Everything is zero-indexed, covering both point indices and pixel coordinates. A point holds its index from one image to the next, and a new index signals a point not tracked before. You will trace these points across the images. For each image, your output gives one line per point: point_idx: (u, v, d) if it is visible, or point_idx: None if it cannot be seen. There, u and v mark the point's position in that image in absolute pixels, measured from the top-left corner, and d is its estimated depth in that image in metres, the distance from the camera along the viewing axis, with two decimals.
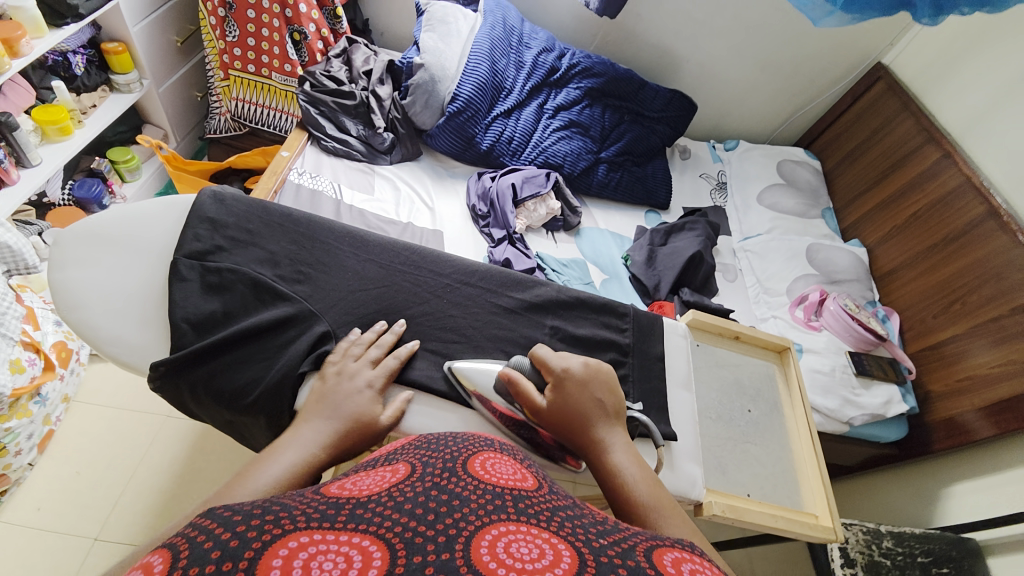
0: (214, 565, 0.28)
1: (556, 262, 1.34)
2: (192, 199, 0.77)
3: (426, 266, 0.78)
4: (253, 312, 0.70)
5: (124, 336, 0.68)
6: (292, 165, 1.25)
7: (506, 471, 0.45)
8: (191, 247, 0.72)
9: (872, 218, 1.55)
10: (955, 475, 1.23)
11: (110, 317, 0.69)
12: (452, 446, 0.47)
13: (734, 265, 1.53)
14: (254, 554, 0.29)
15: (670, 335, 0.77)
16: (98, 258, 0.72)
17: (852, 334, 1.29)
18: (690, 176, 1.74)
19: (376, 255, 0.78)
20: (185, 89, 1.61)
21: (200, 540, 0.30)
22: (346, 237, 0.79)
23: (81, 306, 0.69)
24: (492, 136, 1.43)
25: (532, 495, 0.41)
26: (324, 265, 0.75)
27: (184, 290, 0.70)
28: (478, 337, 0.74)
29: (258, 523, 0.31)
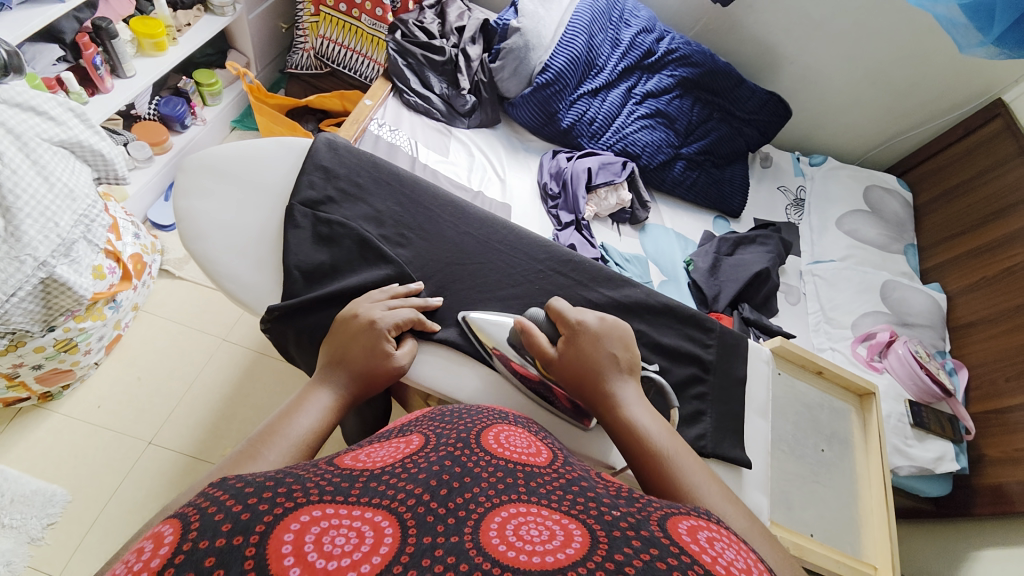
0: (226, 538, 0.29)
1: (620, 256, 1.31)
2: (311, 145, 0.78)
3: (520, 247, 0.77)
4: (356, 268, 0.71)
5: (245, 275, 0.70)
6: (374, 114, 1.23)
7: (521, 444, 0.46)
8: (307, 195, 0.73)
9: (959, 265, 1.45)
10: (988, 540, 1.18)
11: (232, 253, 0.70)
12: (466, 420, 0.48)
13: (799, 288, 1.47)
14: (266, 527, 0.30)
15: (754, 359, 0.74)
16: (219, 190, 0.73)
17: (915, 383, 1.23)
18: (768, 186, 1.66)
19: (474, 228, 0.77)
20: (271, 20, 1.59)
21: (212, 509, 0.31)
22: (438, 203, 0.78)
23: (203, 238, 0.70)
24: (574, 114, 1.37)
25: (545, 471, 0.41)
26: (411, 228, 0.75)
27: (299, 237, 0.71)
28: None
29: (269, 496, 0.32)
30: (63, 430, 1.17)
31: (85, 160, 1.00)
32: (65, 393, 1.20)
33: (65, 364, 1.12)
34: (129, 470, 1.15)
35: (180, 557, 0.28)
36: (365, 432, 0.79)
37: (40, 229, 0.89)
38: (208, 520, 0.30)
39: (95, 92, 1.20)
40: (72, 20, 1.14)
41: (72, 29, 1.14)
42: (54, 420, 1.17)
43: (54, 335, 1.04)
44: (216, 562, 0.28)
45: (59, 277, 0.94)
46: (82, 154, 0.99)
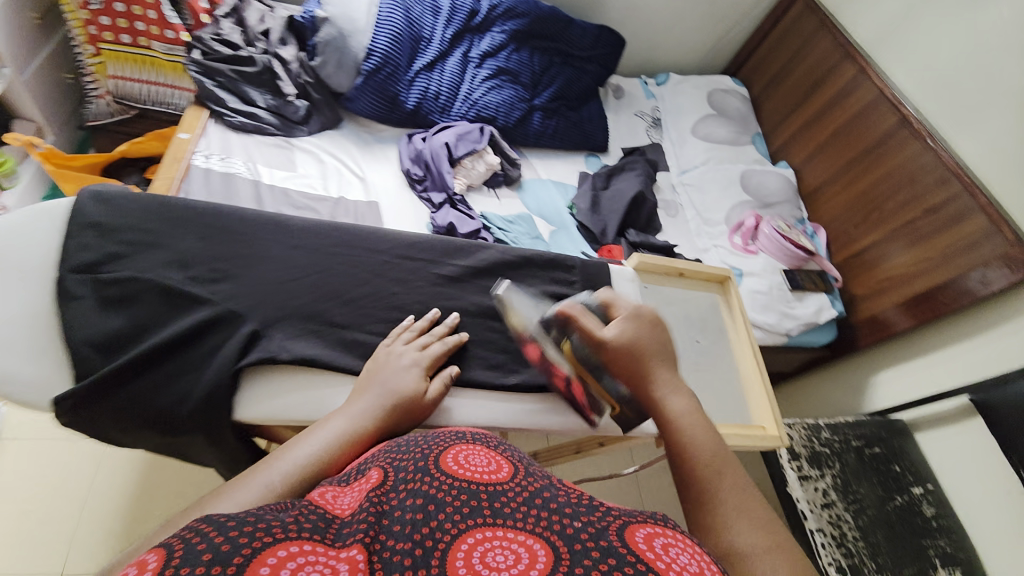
0: (204, 568, 0.30)
1: (502, 221, 1.31)
2: (68, 203, 0.68)
3: (363, 243, 0.76)
4: (174, 319, 0.65)
5: (24, 371, 0.61)
6: (196, 147, 1.12)
7: (480, 461, 0.48)
8: (80, 259, 0.65)
9: (798, 139, 1.61)
10: (877, 365, 1.38)
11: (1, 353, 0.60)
12: (424, 444, 0.49)
13: (675, 200, 1.57)
14: (244, 559, 0.32)
15: (620, 280, 0.79)
16: None
17: (786, 254, 1.37)
18: (626, 115, 1.73)
19: (301, 240, 0.74)
20: (48, 72, 1.38)
21: (194, 541, 0.32)
22: (272, 226, 0.73)
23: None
24: (417, 93, 1.33)
25: (505, 487, 0.44)
26: (246, 258, 0.70)
27: (81, 308, 0.63)
28: (422, 313, 0.74)
29: (250, 529, 0.34)
30: None
31: None
32: None
33: None
34: None
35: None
36: None
37: None
38: (192, 549, 0.32)
39: None
40: None
41: None
42: None
43: None
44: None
45: None
46: None
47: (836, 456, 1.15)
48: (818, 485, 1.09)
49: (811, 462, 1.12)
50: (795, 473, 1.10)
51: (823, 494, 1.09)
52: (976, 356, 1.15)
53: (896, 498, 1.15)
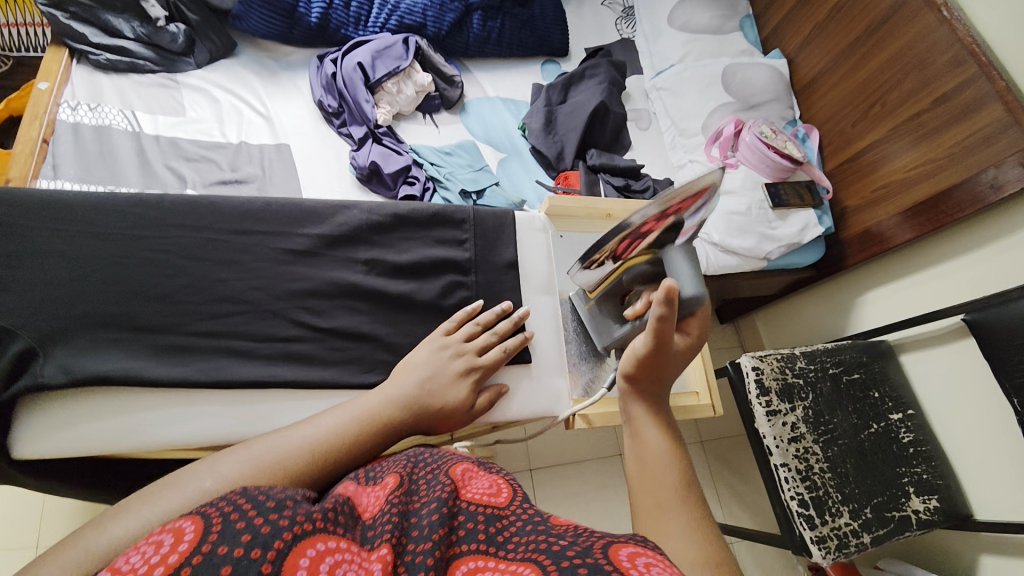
0: (243, 550, 0.29)
1: (436, 154, 1.14)
2: None
3: (176, 222, 0.64)
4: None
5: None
6: (61, 99, 0.94)
7: (481, 484, 0.42)
8: None
9: (793, 19, 1.34)
10: (866, 284, 1.26)
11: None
12: (439, 459, 0.45)
13: (648, 108, 1.39)
14: (282, 546, 0.30)
15: (528, 231, 0.80)
16: None
17: (769, 166, 1.19)
18: (591, 6, 1.49)
19: (102, 225, 0.61)
20: None
21: (233, 519, 0.31)
22: (106, 202, 0.62)
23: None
24: (320, 2, 1.10)
25: (501, 515, 0.39)
26: (69, 241, 0.60)
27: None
28: (263, 303, 0.65)
29: (291, 512, 0.32)
30: None
31: None
32: None
33: None
34: None
35: (197, 560, 0.28)
36: None
37: None
38: (230, 525, 0.30)
39: None
40: None
41: None
42: None
43: None
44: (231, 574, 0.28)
45: None
46: None
47: (809, 387, 1.08)
48: (787, 419, 1.04)
49: (781, 395, 1.06)
50: (762, 409, 1.04)
51: (791, 428, 1.04)
52: (979, 269, 1.01)
53: (872, 425, 1.09)
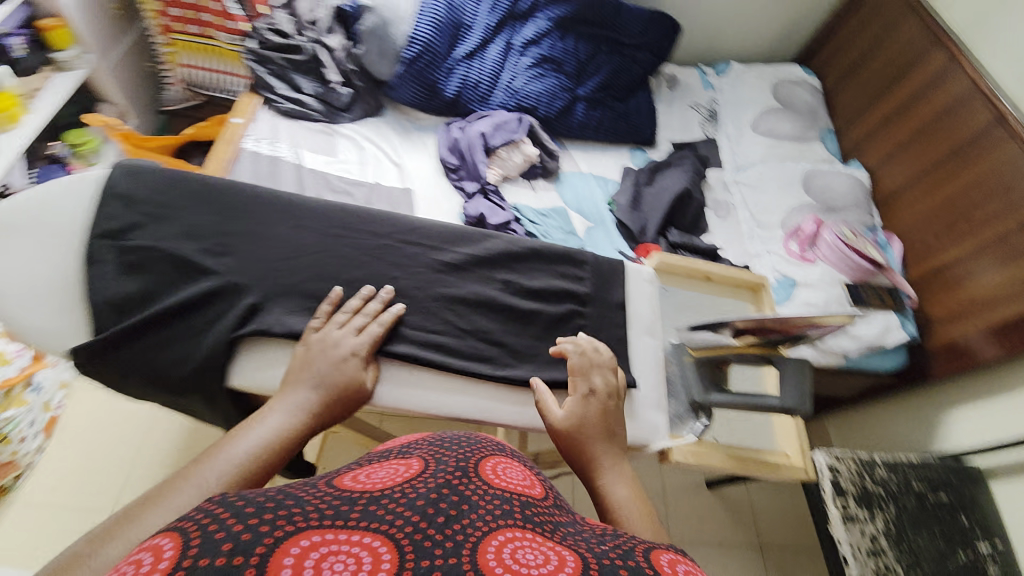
0: (226, 557, 0.30)
1: (534, 213, 1.28)
2: (109, 173, 0.73)
3: (361, 228, 0.78)
4: (190, 287, 0.70)
5: (41, 323, 0.66)
6: (248, 132, 1.19)
7: (517, 476, 0.49)
8: (110, 225, 0.70)
9: (874, 137, 1.44)
10: (951, 400, 1.22)
11: (25, 303, 0.65)
12: (465, 447, 0.50)
13: (727, 200, 1.45)
14: (265, 550, 0.31)
15: (636, 280, 0.85)
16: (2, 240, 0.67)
17: (849, 265, 1.23)
18: (679, 108, 1.61)
19: (309, 220, 0.77)
20: (132, 62, 1.54)
21: (210, 528, 0.31)
22: (289, 210, 0.77)
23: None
24: (457, 82, 1.32)
25: (538, 505, 0.45)
26: (256, 234, 0.74)
27: (103, 271, 0.68)
28: (423, 298, 0.76)
29: (270, 517, 0.33)
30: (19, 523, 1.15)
31: None
32: (15, 486, 1.18)
33: (4, 457, 1.09)
34: None
35: (179, 573, 0.28)
36: None
37: None
38: (209, 537, 0.31)
39: None
40: None
41: None
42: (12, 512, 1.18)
43: None
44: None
45: None
46: None
47: (890, 497, 1.02)
48: (866, 529, 0.97)
49: (860, 501, 1.00)
50: (839, 512, 0.98)
51: (871, 539, 0.97)
52: None
53: (959, 553, 1.01)
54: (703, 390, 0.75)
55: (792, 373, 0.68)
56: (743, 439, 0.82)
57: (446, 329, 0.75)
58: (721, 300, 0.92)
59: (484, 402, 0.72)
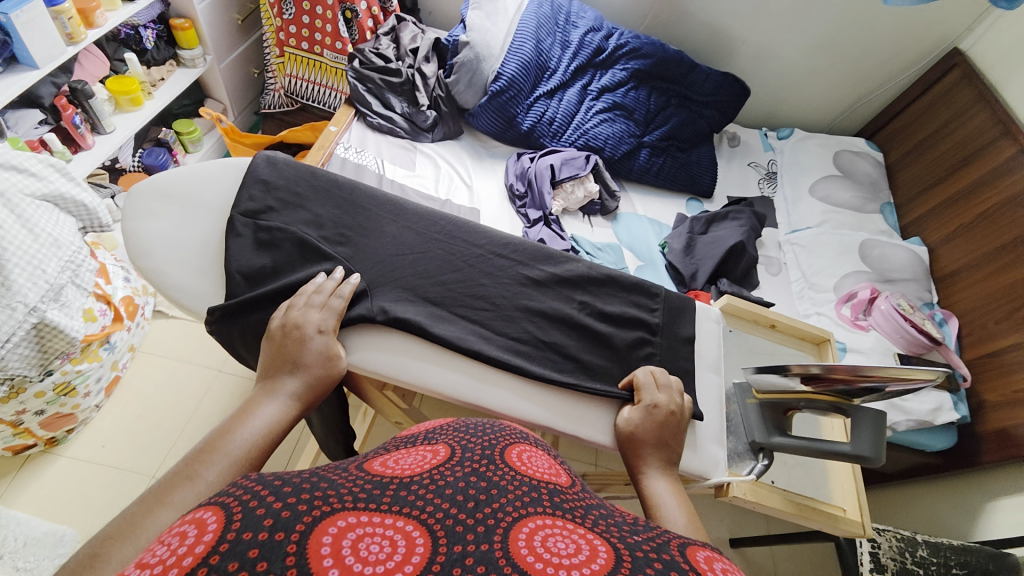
0: (269, 533, 0.30)
1: (591, 246, 1.33)
2: (249, 163, 0.85)
3: (461, 236, 0.86)
4: (293, 270, 0.77)
5: (183, 282, 0.76)
6: (340, 139, 1.30)
7: (542, 464, 0.46)
8: (246, 207, 0.80)
9: (937, 215, 1.44)
10: (1001, 488, 1.15)
11: (174, 263, 0.77)
12: (489, 433, 0.48)
13: (779, 258, 1.46)
14: (306, 528, 0.31)
15: (704, 319, 0.87)
16: (164, 211, 0.79)
17: (901, 336, 1.23)
18: (739, 163, 1.66)
19: (413, 223, 0.86)
20: (242, 66, 1.69)
21: (252, 506, 0.32)
22: (392, 214, 0.86)
23: (150, 253, 0.77)
24: (533, 117, 1.42)
25: (566, 491, 0.43)
26: (363, 229, 0.83)
27: (240, 245, 0.77)
28: (508, 307, 0.81)
29: (307, 497, 0.33)
30: (66, 472, 1.21)
31: (69, 211, 1.06)
32: (68, 437, 1.24)
33: (66, 408, 1.17)
34: None
35: (223, 549, 0.29)
36: (339, 434, 0.83)
37: (28, 277, 0.94)
38: (251, 514, 0.31)
39: (77, 150, 1.30)
40: (50, 85, 1.22)
41: (49, 93, 1.22)
42: (59, 463, 1.22)
43: (51, 379, 1.08)
44: (259, 555, 0.29)
45: (50, 320, 0.98)
46: (65, 206, 1.05)
47: None
48: None
49: None
50: None
51: None
52: None
53: None
54: (765, 432, 0.77)
55: (862, 426, 0.68)
56: (800, 485, 0.81)
57: (514, 339, 0.79)
58: (788, 349, 0.94)
59: (541, 413, 0.74)
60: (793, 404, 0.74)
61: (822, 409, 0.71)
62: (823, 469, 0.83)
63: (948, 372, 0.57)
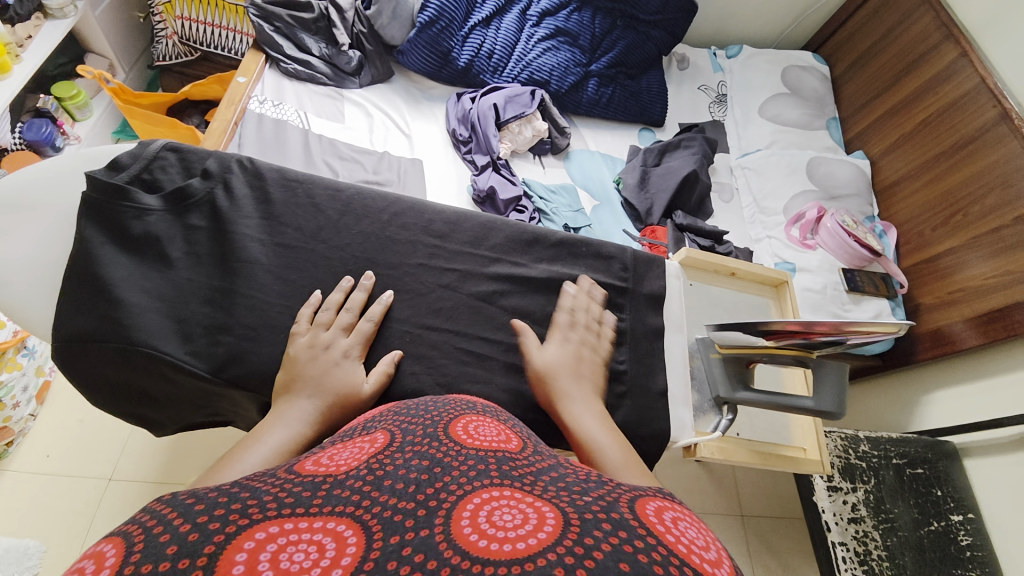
0: (169, 562, 0.26)
1: (543, 189, 1.26)
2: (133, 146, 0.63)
3: None
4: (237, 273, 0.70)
5: (55, 323, 0.57)
6: (252, 92, 1.14)
7: (489, 433, 0.46)
8: None
9: (879, 128, 1.46)
10: (935, 383, 1.27)
11: (45, 298, 0.58)
12: (433, 412, 0.48)
13: (731, 184, 1.45)
14: (216, 548, 0.27)
15: (670, 276, 0.81)
16: (10, 228, 0.58)
17: (847, 252, 1.28)
18: (688, 88, 1.60)
19: None
20: (123, 10, 1.45)
21: (158, 531, 0.27)
22: (293, 292, 0.63)
23: (5, 286, 0.57)
24: (470, 51, 1.30)
25: (515, 458, 0.42)
26: (259, 331, 0.61)
27: None
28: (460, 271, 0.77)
29: (221, 513, 0.29)
30: (12, 487, 1.13)
31: None
32: (8, 451, 1.15)
33: None
34: (96, 510, 1.13)
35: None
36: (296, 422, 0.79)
37: None
38: (153, 540, 0.27)
39: None
40: None
41: None
42: (4, 479, 1.14)
43: None
44: None
45: None
46: None
47: (872, 471, 1.12)
48: (847, 499, 1.08)
49: (843, 474, 1.10)
50: (824, 483, 1.08)
51: (851, 508, 1.07)
52: None
53: (931, 523, 1.11)
54: (729, 387, 0.77)
55: (827, 381, 0.65)
56: (763, 434, 0.84)
57: None
58: (749, 296, 0.93)
59: None
60: (756, 357, 0.72)
61: (785, 362, 0.69)
62: (786, 416, 0.87)
63: (904, 325, 0.56)
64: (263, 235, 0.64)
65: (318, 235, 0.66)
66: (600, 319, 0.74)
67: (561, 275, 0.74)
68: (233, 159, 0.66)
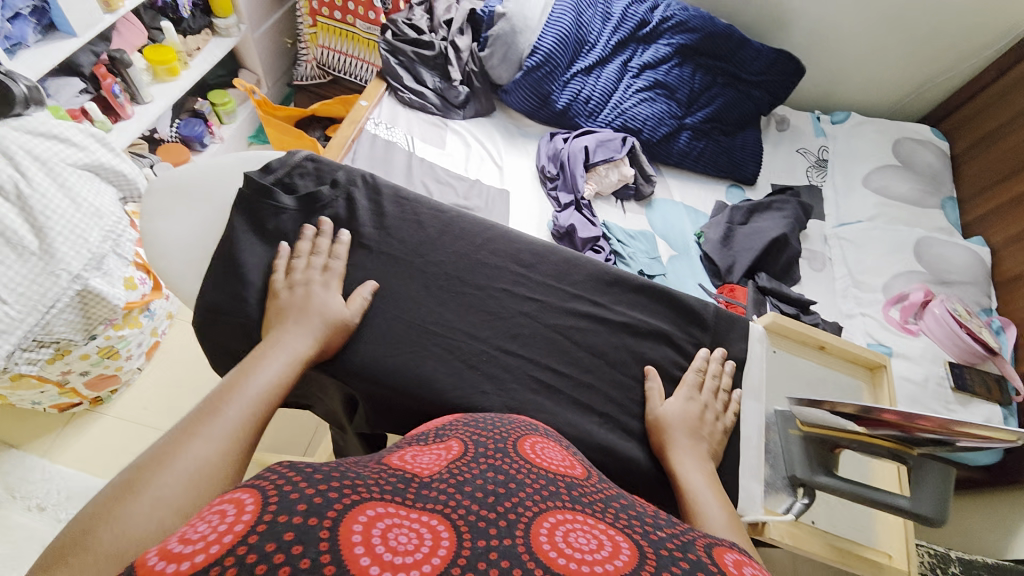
0: (302, 518, 0.29)
1: (622, 233, 1.26)
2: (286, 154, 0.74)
3: None
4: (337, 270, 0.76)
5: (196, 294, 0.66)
6: (370, 115, 1.27)
7: (555, 456, 0.46)
8: None
9: (1004, 214, 1.32)
10: None
11: (194, 272, 0.67)
12: (501, 427, 0.49)
13: (825, 253, 1.37)
14: (338, 515, 0.30)
15: (752, 339, 0.78)
16: (183, 208, 0.69)
17: (956, 344, 1.15)
18: (786, 150, 1.55)
19: None
20: (275, 36, 1.69)
21: (286, 488, 0.31)
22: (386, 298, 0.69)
23: (166, 256, 0.67)
24: (569, 95, 1.36)
25: (583, 485, 0.42)
26: None
27: None
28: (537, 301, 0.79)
29: (337, 484, 0.32)
30: (110, 430, 1.28)
31: (109, 180, 1.08)
32: (112, 397, 1.31)
33: (111, 369, 1.22)
34: None
35: (261, 529, 0.28)
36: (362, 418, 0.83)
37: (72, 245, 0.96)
38: (286, 496, 0.30)
39: (118, 119, 1.30)
40: (89, 53, 1.26)
41: (88, 61, 1.26)
42: (105, 421, 1.29)
43: (96, 342, 1.13)
44: (296, 540, 0.27)
45: (94, 288, 1.01)
46: (106, 175, 1.07)
47: None
48: None
49: None
50: None
51: None
52: None
53: None
54: (808, 469, 0.70)
55: (926, 484, 0.59)
56: (842, 529, 0.76)
57: None
58: (838, 375, 0.86)
59: None
60: (842, 442, 0.66)
61: (877, 455, 0.63)
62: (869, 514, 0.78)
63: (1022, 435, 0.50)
64: (369, 242, 0.71)
65: (416, 249, 0.71)
66: (672, 371, 0.72)
67: (637, 321, 0.73)
68: (358, 174, 0.74)
